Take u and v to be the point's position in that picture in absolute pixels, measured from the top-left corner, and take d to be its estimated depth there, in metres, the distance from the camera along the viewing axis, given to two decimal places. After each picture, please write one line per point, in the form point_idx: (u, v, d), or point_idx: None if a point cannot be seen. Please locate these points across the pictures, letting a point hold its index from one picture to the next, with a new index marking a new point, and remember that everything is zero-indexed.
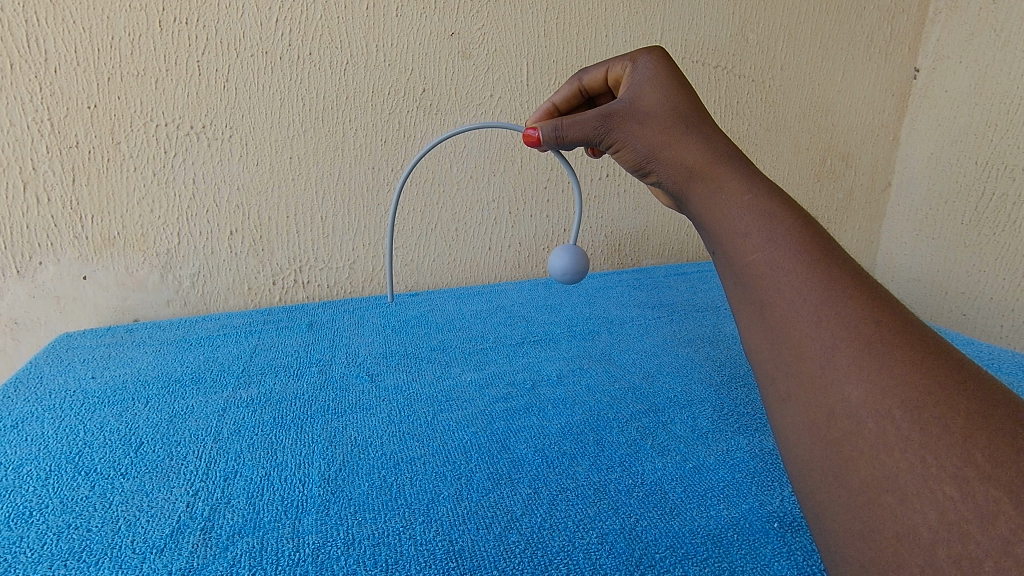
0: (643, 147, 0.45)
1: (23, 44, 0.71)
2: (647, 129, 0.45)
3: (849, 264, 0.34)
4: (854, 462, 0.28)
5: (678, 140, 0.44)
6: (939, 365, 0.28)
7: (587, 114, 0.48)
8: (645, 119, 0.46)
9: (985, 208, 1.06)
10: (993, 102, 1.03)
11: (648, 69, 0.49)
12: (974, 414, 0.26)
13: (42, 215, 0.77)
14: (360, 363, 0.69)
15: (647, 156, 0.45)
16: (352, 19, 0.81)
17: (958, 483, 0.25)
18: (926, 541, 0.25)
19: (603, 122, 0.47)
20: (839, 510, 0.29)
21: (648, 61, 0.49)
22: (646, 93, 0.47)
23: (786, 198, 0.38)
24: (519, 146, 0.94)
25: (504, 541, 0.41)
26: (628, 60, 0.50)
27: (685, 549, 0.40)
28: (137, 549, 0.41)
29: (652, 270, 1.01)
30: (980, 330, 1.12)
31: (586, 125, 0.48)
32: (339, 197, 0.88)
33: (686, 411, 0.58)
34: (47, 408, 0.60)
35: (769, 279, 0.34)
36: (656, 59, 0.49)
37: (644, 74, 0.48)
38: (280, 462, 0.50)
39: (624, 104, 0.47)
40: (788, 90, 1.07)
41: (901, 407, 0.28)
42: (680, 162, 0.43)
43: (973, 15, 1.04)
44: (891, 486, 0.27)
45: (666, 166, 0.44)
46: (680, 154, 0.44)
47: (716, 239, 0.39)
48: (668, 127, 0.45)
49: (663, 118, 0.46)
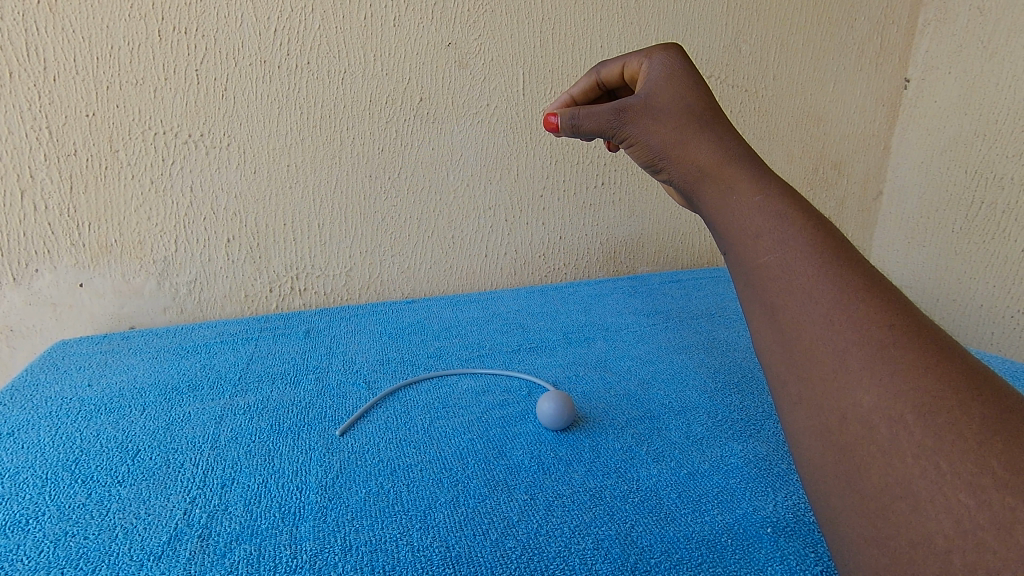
0: (656, 143, 0.46)
1: (22, 53, 0.71)
2: (661, 126, 0.46)
3: (862, 267, 0.35)
4: (867, 467, 0.30)
5: (691, 138, 0.45)
6: (951, 371, 0.30)
7: (604, 106, 0.49)
8: (659, 115, 0.46)
9: (975, 216, 1.08)
10: (982, 112, 1.05)
11: (662, 64, 0.49)
12: (987, 419, 0.28)
13: (39, 223, 0.77)
14: (357, 370, 0.69)
15: (659, 154, 0.46)
16: (350, 29, 0.82)
17: (972, 490, 0.26)
18: (941, 549, 0.27)
19: (618, 116, 0.48)
20: (853, 515, 0.30)
21: (662, 59, 0.50)
22: (661, 90, 0.48)
23: (798, 200, 0.39)
24: (515, 155, 0.95)
25: (500, 546, 0.41)
26: (644, 56, 0.51)
27: (680, 554, 0.41)
28: (135, 556, 0.41)
29: (647, 278, 1.01)
30: (971, 338, 1.13)
31: (600, 118, 0.49)
32: (337, 205, 0.88)
33: (681, 417, 0.59)
34: (44, 417, 0.60)
35: (781, 280, 0.36)
36: (672, 56, 0.50)
37: (657, 70, 0.49)
38: (277, 470, 0.50)
39: (639, 99, 0.48)
40: (782, 100, 1.09)
41: (913, 411, 0.29)
42: (691, 161, 0.44)
43: (961, 26, 1.06)
44: (905, 493, 0.28)
45: (678, 164, 0.45)
46: (691, 153, 0.44)
47: (728, 239, 0.40)
48: (681, 123, 0.46)
49: (676, 116, 0.46)
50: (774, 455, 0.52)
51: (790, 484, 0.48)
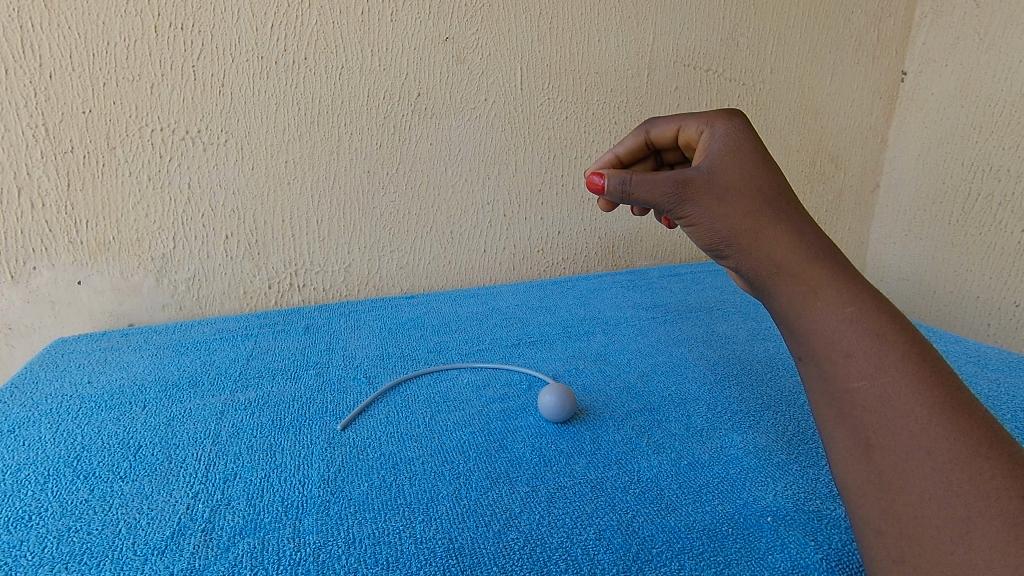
0: (722, 227, 0.45)
1: (18, 50, 0.71)
2: (728, 209, 0.45)
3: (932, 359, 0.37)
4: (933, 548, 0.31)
5: (766, 230, 0.44)
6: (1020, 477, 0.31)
7: (660, 176, 0.47)
8: (725, 196, 0.46)
9: (972, 209, 1.08)
10: (979, 105, 1.05)
11: (724, 135, 0.49)
12: None
13: (36, 220, 0.77)
14: (357, 365, 0.69)
15: (727, 238, 0.45)
16: (347, 24, 0.82)
17: None
18: None
19: (678, 189, 0.47)
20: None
21: (723, 129, 0.49)
22: (727, 166, 0.47)
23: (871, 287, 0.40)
24: (513, 149, 0.95)
25: (502, 538, 0.42)
26: (703, 125, 0.51)
27: (681, 543, 0.41)
28: (138, 551, 0.41)
29: (645, 272, 1.02)
30: (968, 330, 1.13)
31: (657, 189, 0.47)
32: (335, 201, 0.88)
33: (681, 409, 0.59)
34: (44, 414, 0.60)
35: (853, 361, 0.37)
36: (733, 126, 0.49)
37: (720, 142, 0.48)
38: (279, 464, 0.51)
39: (701, 174, 0.47)
40: (779, 94, 1.09)
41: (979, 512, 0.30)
42: (766, 257, 0.43)
43: (957, 19, 1.06)
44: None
45: (749, 256, 0.44)
46: (765, 247, 0.44)
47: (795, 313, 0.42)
48: (751, 209, 0.45)
49: (747, 197, 0.45)
50: (774, 446, 0.52)
51: (789, 474, 0.48)
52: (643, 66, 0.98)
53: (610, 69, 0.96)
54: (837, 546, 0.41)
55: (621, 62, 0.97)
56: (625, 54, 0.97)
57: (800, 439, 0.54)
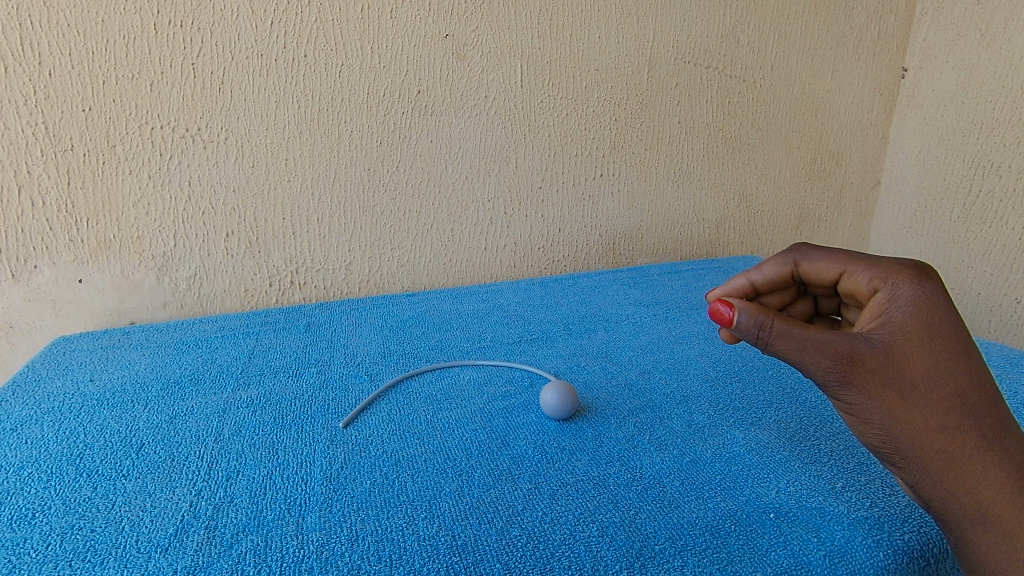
0: (903, 436, 0.39)
1: (17, 48, 0.70)
2: (915, 413, 0.39)
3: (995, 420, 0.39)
4: None
5: (970, 458, 0.38)
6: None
7: (816, 341, 0.40)
8: (910, 396, 0.39)
9: (973, 205, 1.09)
10: (980, 101, 1.05)
11: (912, 303, 0.41)
12: None
13: (37, 219, 0.76)
14: (359, 362, 0.69)
15: (906, 448, 0.40)
16: (347, 21, 0.82)
17: None
18: None
19: (844, 371, 0.40)
20: None
21: (911, 291, 0.41)
22: (916, 350, 0.40)
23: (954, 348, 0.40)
24: (513, 147, 0.95)
25: (505, 535, 0.42)
26: (884, 279, 0.42)
27: (684, 540, 0.41)
28: (142, 548, 0.41)
29: (646, 269, 1.02)
30: (969, 326, 1.14)
31: (818, 364, 0.40)
32: (335, 198, 0.88)
33: (683, 406, 0.59)
34: (46, 412, 0.60)
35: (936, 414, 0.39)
36: (925, 291, 0.41)
37: (906, 312, 0.40)
38: (282, 461, 0.51)
39: (876, 357, 0.40)
40: (780, 90, 1.08)
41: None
42: (968, 490, 0.38)
43: (958, 15, 1.06)
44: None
45: (939, 472, 0.39)
46: (966, 474, 0.38)
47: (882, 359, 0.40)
48: (944, 419, 0.39)
49: (939, 400, 0.39)
50: (776, 442, 0.52)
51: (792, 471, 0.48)
52: (644, 62, 0.98)
53: (610, 66, 0.96)
54: (840, 543, 0.41)
55: (621, 59, 0.97)
56: (625, 51, 0.96)
57: (802, 436, 0.54)
